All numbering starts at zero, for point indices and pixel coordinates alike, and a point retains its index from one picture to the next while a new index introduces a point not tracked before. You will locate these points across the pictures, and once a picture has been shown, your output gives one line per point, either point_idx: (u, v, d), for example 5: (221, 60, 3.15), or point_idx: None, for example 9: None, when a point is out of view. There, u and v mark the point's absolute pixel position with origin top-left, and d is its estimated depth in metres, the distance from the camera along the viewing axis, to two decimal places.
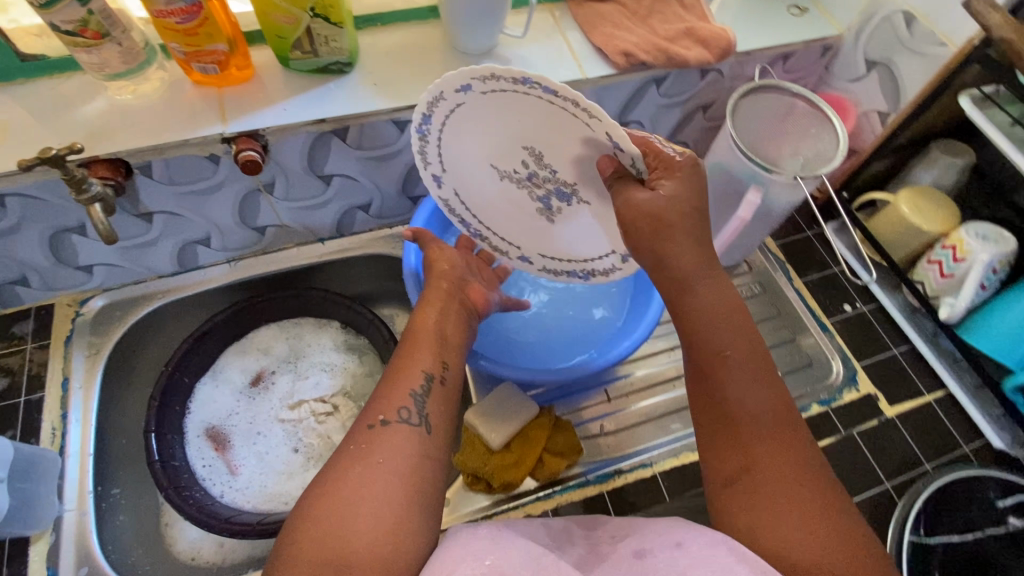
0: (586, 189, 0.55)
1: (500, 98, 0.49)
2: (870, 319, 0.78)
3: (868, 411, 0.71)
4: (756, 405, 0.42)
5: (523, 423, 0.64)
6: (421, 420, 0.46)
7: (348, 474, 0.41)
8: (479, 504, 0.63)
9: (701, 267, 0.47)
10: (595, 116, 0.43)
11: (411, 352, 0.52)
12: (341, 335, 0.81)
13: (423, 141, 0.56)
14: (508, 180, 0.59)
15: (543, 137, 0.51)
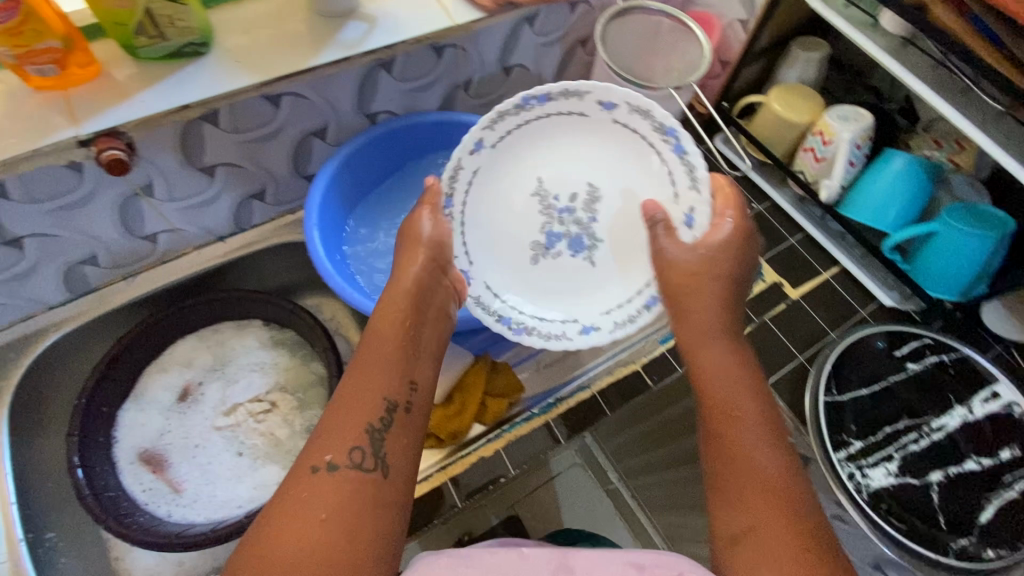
0: (605, 254, 0.63)
1: (601, 132, 0.60)
2: (767, 216, 0.83)
3: (776, 298, 0.77)
4: (763, 466, 0.46)
5: (459, 372, 0.65)
6: (376, 463, 0.45)
7: (280, 529, 0.41)
8: (431, 459, 0.64)
9: (719, 332, 0.53)
10: (701, 185, 0.55)
11: (379, 366, 0.49)
12: (265, 331, 0.79)
13: (517, 107, 0.57)
14: (535, 199, 0.63)
15: (611, 174, 0.62)
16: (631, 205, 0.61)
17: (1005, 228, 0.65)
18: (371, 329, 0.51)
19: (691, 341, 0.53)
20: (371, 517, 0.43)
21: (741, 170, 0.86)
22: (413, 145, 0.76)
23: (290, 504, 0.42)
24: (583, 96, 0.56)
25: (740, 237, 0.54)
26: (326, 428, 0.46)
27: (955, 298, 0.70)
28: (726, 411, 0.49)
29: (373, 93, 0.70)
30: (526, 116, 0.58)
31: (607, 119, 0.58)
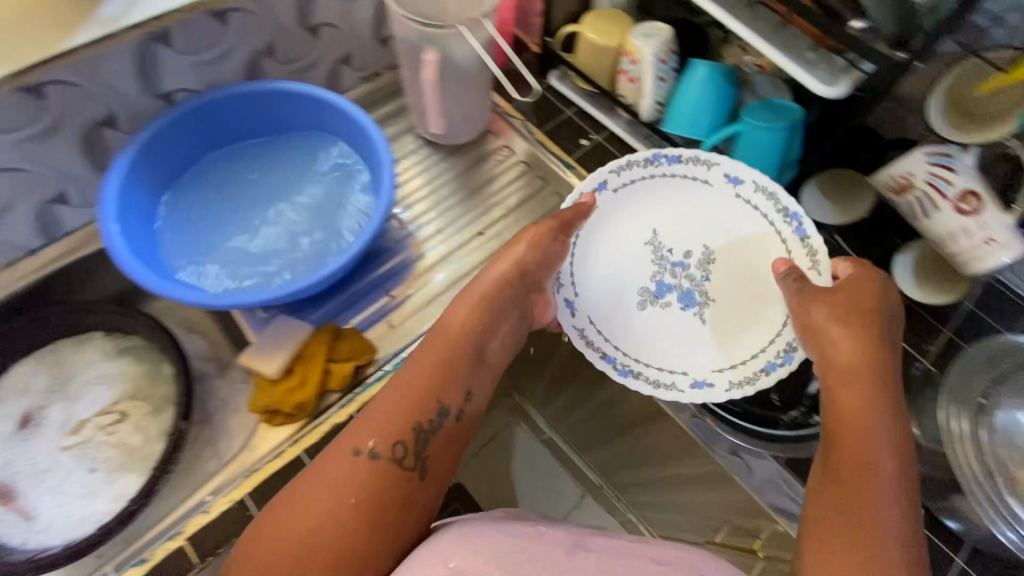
0: (713, 313, 0.70)
1: (721, 204, 0.72)
2: (606, 145, 0.86)
3: None
4: (885, 517, 0.50)
5: (298, 344, 0.64)
6: (415, 463, 0.54)
7: (304, 496, 0.51)
8: (283, 437, 0.63)
9: (861, 375, 0.57)
10: (816, 252, 0.66)
11: (436, 374, 0.57)
12: (108, 343, 0.74)
13: (648, 163, 0.72)
14: (648, 249, 0.72)
15: (719, 238, 0.72)
16: (741, 267, 0.71)
17: (796, 117, 0.68)
18: (436, 327, 0.62)
19: (835, 383, 0.58)
20: (395, 512, 0.52)
21: (575, 103, 0.87)
22: (227, 124, 0.73)
23: (322, 480, 0.51)
24: (711, 168, 0.72)
25: (872, 279, 0.62)
26: (372, 416, 0.55)
27: None
28: (842, 436, 0.55)
29: (159, 72, 0.66)
30: (647, 170, 0.73)
31: (729, 193, 0.72)
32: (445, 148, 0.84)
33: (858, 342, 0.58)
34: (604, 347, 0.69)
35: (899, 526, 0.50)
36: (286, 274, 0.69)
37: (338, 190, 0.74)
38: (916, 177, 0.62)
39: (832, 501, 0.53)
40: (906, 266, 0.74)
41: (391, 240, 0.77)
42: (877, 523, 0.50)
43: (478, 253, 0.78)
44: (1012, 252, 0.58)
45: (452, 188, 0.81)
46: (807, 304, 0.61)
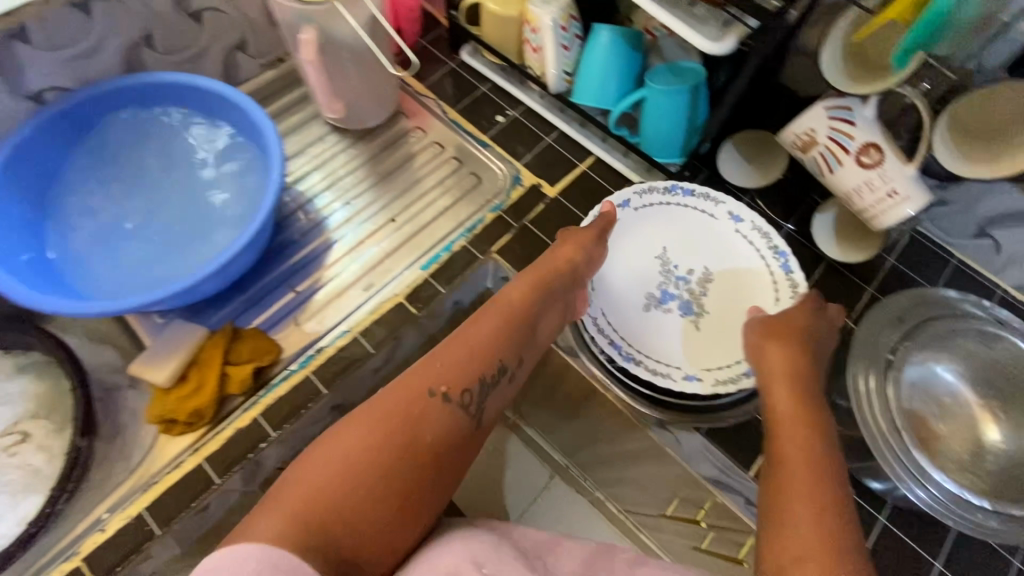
0: (708, 323, 0.69)
1: (722, 235, 0.72)
2: (522, 120, 0.82)
3: (534, 201, 0.77)
4: (837, 506, 0.50)
5: (193, 348, 0.62)
6: (476, 415, 0.58)
7: (370, 427, 0.53)
8: (184, 445, 0.61)
9: (794, 382, 0.59)
10: (795, 287, 0.67)
11: (499, 340, 0.61)
12: (6, 360, 0.71)
13: (665, 189, 0.72)
14: (658, 260, 0.72)
15: (720, 263, 0.71)
16: (736, 293, 0.70)
17: (700, 78, 0.66)
18: (501, 295, 0.64)
19: (771, 390, 0.59)
20: (440, 466, 0.54)
21: (490, 79, 0.84)
22: (116, 112, 0.68)
23: (395, 406, 0.54)
24: (717, 204, 0.72)
25: (824, 318, 0.64)
26: (446, 363, 0.58)
27: (681, 158, 0.73)
28: (783, 449, 0.55)
29: (18, 69, 0.62)
30: (665, 194, 0.72)
31: (728, 227, 0.72)
32: (354, 133, 0.81)
33: (793, 352, 0.60)
34: (613, 343, 0.68)
35: (848, 517, 0.50)
36: (175, 270, 0.64)
37: (230, 178, 0.69)
38: (818, 133, 0.60)
39: (783, 515, 0.50)
40: (827, 223, 0.74)
41: (296, 234, 0.74)
42: (831, 514, 0.49)
43: (390, 241, 0.74)
44: (918, 203, 0.57)
45: (361, 175, 0.78)
46: (749, 326, 0.64)
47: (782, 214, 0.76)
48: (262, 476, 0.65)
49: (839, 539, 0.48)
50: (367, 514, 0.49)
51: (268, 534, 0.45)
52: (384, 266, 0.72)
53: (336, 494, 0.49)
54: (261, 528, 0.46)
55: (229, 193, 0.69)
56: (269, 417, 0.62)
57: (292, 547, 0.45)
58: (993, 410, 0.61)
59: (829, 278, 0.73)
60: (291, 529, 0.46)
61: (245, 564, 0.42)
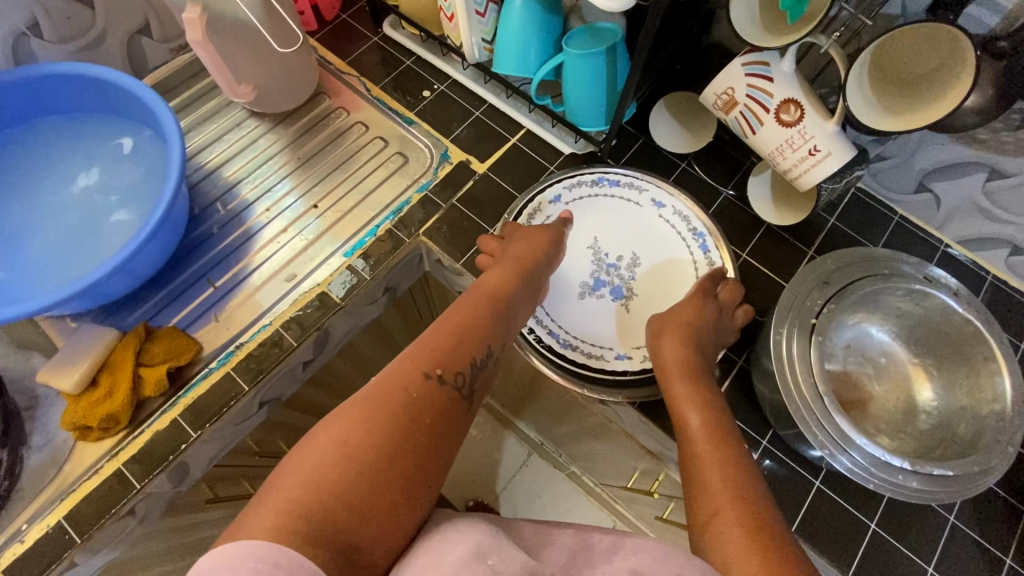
0: (639, 307, 0.67)
1: (647, 222, 0.70)
2: (449, 94, 0.79)
3: (463, 177, 0.74)
4: (744, 471, 0.50)
5: (103, 353, 0.60)
6: (469, 397, 0.52)
7: (360, 413, 0.46)
8: (104, 449, 0.60)
9: (686, 365, 0.58)
10: (711, 263, 0.67)
11: (485, 319, 0.56)
12: None
13: (592, 182, 0.71)
14: (589, 250, 0.69)
15: (648, 247, 0.69)
16: (662, 276, 0.68)
17: (616, 37, 0.63)
18: (479, 281, 0.61)
19: (664, 375, 0.58)
20: (441, 451, 0.48)
21: (414, 53, 0.81)
22: (20, 106, 0.65)
23: (389, 393, 0.48)
24: (642, 191, 0.70)
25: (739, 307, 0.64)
26: (435, 345, 0.53)
27: (606, 126, 0.70)
28: (685, 420, 0.55)
29: None
30: (592, 186, 0.71)
31: (653, 213, 0.70)
32: (273, 116, 0.78)
33: (681, 342, 0.59)
34: (548, 336, 0.64)
35: (754, 480, 0.50)
36: (76, 268, 0.62)
37: (138, 171, 0.67)
38: (737, 92, 0.58)
39: (697, 478, 0.51)
40: (764, 182, 0.72)
41: (214, 225, 0.72)
42: (741, 480, 0.49)
43: (313, 227, 0.72)
44: (840, 158, 0.55)
45: (280, 162, 0.76)
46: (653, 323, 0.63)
47: (720, 178, 0.74)
48: (192, 476, 0.64)
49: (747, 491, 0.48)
50: (370, 507, 0.42)
51: (263, 531, 0.38)
52: (308, 255, 0.70)
53: (336, 486, 0.42)
54: (255, 527, 0.38)
55: (136, 189, 0.66)
56: (189, 417, 0.60)
57: (293, 545, 0.37)
58: (927, 366, 0.60)
59: (768, 242, 0.71)
60: (289, 526, 0.38)
61: (244, 563, 0.35)
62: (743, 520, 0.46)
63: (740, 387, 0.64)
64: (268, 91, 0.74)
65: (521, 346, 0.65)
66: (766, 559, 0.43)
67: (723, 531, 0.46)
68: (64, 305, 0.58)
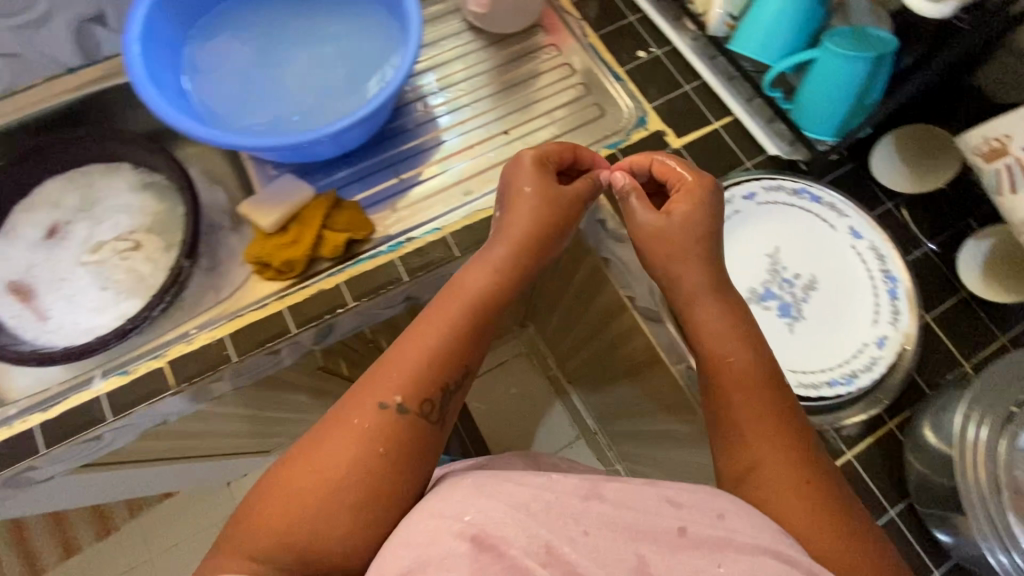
0: (805, 332, 0.62)
1: (837, 251, 0.65)
2: (664, 61, 0.76)
3: (655, 147, 0.73)
4: (785, 422, 0.50)
5: (298, 204, 0.65)
6: (439, 417, 0.50)
7: (314, 459, 0.46)
8: (270, 291, 0.64)
9: (707, 290, 0.56)
10: (898, 316, 0.62)
11: (465, 333, 0.53)
12: (134, 175, 0.77)
13: (791, 191, 0.67)
14: (766, 259, 0.65)
15: (831, 275, 0.64)
16: (839, 307, 0.63)
17: (887, 46, 0.58)
18: (461, 278, 0.56)
19: (690, 297, 0.56)
20: (408, 466, 0.48)
21: (642, 10, 0.79)
22: None
23: (340, 435, 0.47)
24: (840, 216, 0.66)
25: (713, 194, 0.58)
26: (398, 369, 0.50)
27: (833, 136, 0.66)
28: (712, 352, 0.54)
29: None
30: (788, 196, 0.67)
31: (845, 242, 0.65)
32: (487, 36, 0.79)
33: (697, 264, 0.56)
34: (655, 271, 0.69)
35: (798, 427, 0.50)
36: (292, 121, 0.66)
37: (363, 44, 0.69)
38: (1012, 143, 0.54)
39: (731, 429, 0.51)
40: (979, 254, 0.66)
41: (411, 121, 0.74)
42: (780, 434, 0.49)
43: (498, 152, 0.73)
44: None
45: (483, 85, 0.77)
46: (643, 238, 0.58)
47: (926, 231, 0.68)
48: (332, 338, 0.68)
49: (795, 444, 0.49)
50: (323, 525, 0.44)
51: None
52: (489, 177, 0.72)
53: (293, 531, 0.44)
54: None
55: (354, 61, 0.68)
56: (351, 286, 0.64)
57: None
58: None
59: (958, 312, 0.65)
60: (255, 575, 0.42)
61: None
62: (787, 473, 0.47)
63: (880, 447, 0.61)
64: (501, 10, 0.76)
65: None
66: (811, 514, 0.46)
67: (761, 487, 0.48)
68: (281, 151, 0.63)
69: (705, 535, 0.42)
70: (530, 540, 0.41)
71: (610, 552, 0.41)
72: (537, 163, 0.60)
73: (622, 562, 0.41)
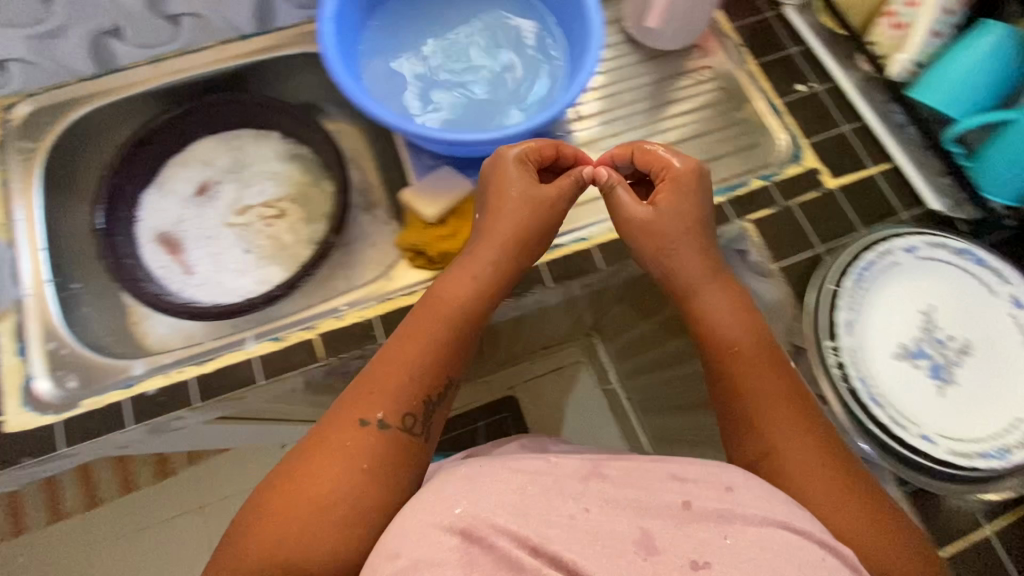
0: (956, 397, 0.61)
1: (995, 318, 0.63)
2: (823, 98, 0.75)
3: (808, 184, 0.71)
4: (783, 408, 0.52)
5: (459, 197, 0.66)
6: (422, 429, 0.50)
7: (309, 475, 0.46)
8: (419, 278, 0.66)
9: (702, 280, 0.58)
10: None
11: (449, 331, 0.54)
12: (283, 145, 0.79)
13: (951, 250, 0.65)
14: (919, 316, 0.63)
15: (986, 342, 0.62)
16: (992, 376, 0.61)
17: None
18: (441, 286, 0.56)
19: (694, 284, 0.58)
20: (398, 460, 0.48)
21: (806, 44, 0.77)
22: None
23: (325, 450, 0.47)
24: (1002, 283, 0.64)
25: (699, 181, 0.60)
26: (378, 380, 0.50)
27: (1013, 201, 0.64)
28: (716, 342, 0.56)
29: None
30: (947, 255, 0.65)
31: (1003, 310, 0.63)
32: (645, 51, 0.80)
33: (694, 249, 0.59)
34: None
35: (798, 408, 0.52)
36: (459, 116, 0.66)
37: (534, 46, 0.68)
38: None
39: (741, 419, 0.52)
40: None
41: (561, 131, 0.75)
42: (777, 417, 0.51)
43: None
44: None
45: (637, 102, 0.78)
46: (642, 231, 0.59)
47: None
48: None
49: (801, 424, 0.51)
50: (319, 534, 0.43)
51: None
52: None
53: (292, 539, 0.43)
54: None
55: (524, 62, 0.68)
56: None
57: None
58: None
59: None
60: None
61: None
62: (798, 448, 0.49)
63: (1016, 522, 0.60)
64: (672, 30, 0.75)
65: (818, 374, 0.62)
66: (823, 493, 0.47)
67: (774, 474, 0.49)
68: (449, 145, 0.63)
69: (708, 507, 0.42)
70: (527, 524, 0.40)
71: (608, 532, 0.40)
72: (531, 151, 0.60)
73: (624, 536, 0.40)
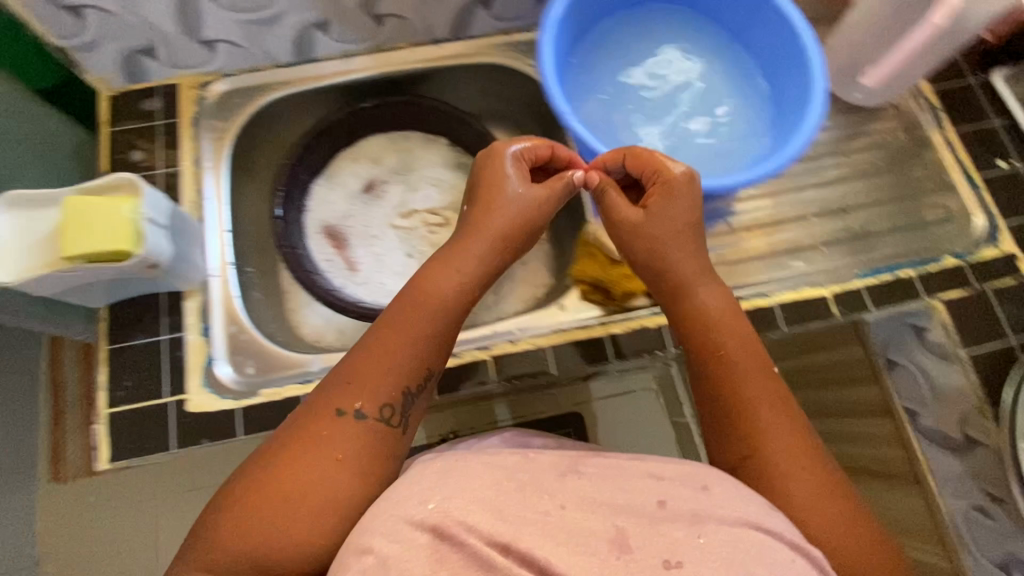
0: None
1: None
2: None
3: (1003, 269, 0.68)
4: (776, 423, 0.44)
5: None
6: (402, 420, 0.43)
7: (276, 465, 0.39)
8: (593, 313, 0.66)
9: (693, 278, 0.51)
10: None
11: (430, 317, 0.46)
12: (450, 152, 0.79)
13: None
14: None
15: None
16: None
17: None
18: (425, 280, 0.48)
19: (683, 285, 0.51)
20: (371, 446, 0.41)
21: (1011, 117, 0.73)
22: None
23: (295, 441, 0.40)
24: None
25: (691, 182, 0.52)
26: (353, 371, 0.43)
27: None
28: (702, 352, 0.49)
29: None
30: None
31: None
32: (836, 104, 0.78)
33: (688, 248, 0.52)
34: (886, 379, 0.64)
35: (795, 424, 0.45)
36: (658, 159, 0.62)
37: (738, 94, 0.65)
38: None
39: (732, 434, 0.45)
40: None
41: None
42: (766, 431, 0.44)
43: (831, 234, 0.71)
44: None
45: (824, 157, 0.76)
46: (634, 234, 0.52)
47: None
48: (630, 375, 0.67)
49: (797, 435, 0.44)
50: (280, 526, 0.37)
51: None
52: (819, 254, 0.70)
53: (254, 535, 0.37)
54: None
55: (725, 110, 0.64)
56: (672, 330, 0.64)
57: None
58: None
59: None
60: None
61: None
62: (792, 458, 0.43)
63: None
64: (886, 86, 0.72)
65: (1010, 477, 0.59)
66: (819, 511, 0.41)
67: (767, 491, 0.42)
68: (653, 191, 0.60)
69: (684, 508, 0.36)
70: (502, 522, 0.34)
71: (583, 530, 0.34)
72: (530, 151, 0.54)
73: (597, 533, 0.34)
